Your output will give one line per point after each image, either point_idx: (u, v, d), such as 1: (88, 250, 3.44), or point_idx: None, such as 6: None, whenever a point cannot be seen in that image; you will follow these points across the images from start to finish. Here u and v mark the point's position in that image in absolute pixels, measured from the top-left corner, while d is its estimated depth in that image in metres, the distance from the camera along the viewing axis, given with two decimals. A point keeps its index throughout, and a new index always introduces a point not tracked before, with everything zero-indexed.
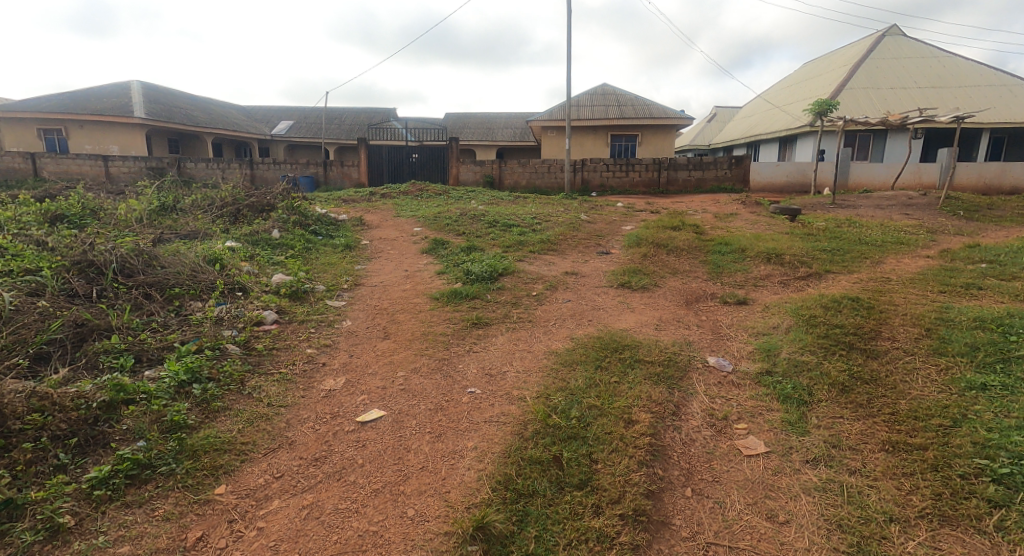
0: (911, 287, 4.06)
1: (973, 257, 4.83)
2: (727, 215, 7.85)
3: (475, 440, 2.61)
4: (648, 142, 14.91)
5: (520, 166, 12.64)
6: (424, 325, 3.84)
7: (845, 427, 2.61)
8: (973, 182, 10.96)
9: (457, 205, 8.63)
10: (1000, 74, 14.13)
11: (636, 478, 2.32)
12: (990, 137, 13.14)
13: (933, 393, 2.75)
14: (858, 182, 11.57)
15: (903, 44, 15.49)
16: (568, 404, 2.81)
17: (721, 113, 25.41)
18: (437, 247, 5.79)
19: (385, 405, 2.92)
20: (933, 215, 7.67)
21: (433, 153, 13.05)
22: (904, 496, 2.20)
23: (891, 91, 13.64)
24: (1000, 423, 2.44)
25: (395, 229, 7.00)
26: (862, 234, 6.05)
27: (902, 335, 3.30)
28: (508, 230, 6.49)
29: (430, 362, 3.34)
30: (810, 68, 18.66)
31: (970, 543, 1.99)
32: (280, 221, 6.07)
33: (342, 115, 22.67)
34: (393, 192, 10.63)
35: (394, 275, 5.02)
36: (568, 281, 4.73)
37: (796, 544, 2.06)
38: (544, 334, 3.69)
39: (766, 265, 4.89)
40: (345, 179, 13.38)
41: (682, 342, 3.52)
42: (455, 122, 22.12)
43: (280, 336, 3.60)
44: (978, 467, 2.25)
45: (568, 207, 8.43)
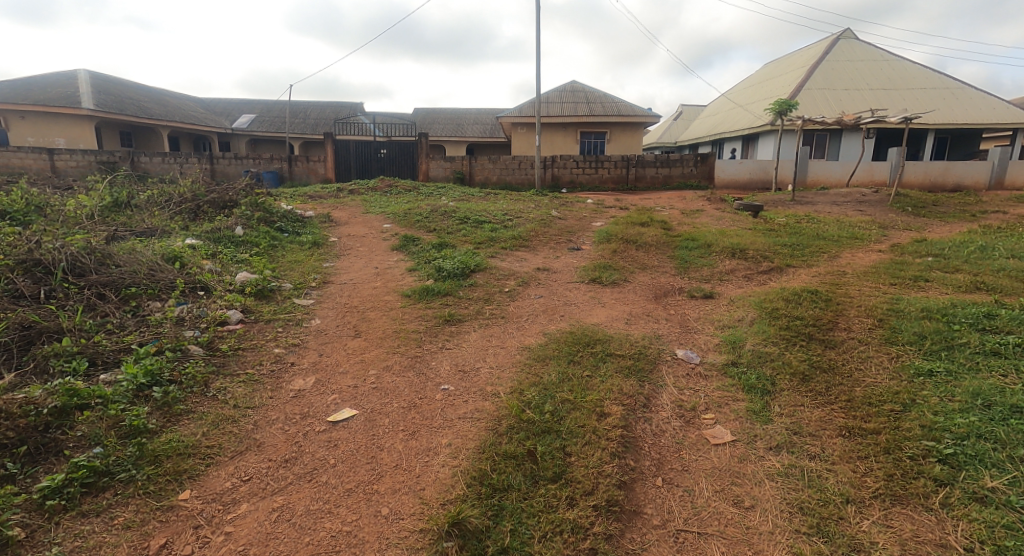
0: (865, 279, 4.27)
1: (921, 252, 5.10)
2: (694, 211, 8.04)
3: (450, 437, 2.61)
4: (616, 139, 15.11)
5: (490, 163, 12.64)
6: (396, 323, 3.80)
7: (805, 414, 2.72)
8: (920, 180, 11.55)
9: (427, 201, 8.56)
10: (943, 77, 14.90)
11: (609, 469, 2.36)
12: (935, 136, 13.86)
13: (885, 380, 2.91)
14: (815, 179, 12.00)
15: (855, 47, 16.14)
16: (542, 399, 2.84)
17: (687, 110, 25.99)
18: (407, 243, 5.73)
19: (357, 404, 2.88)
20: (885, 211, 8.05)
21: (403, 149, 12.85)
22: (860, 478, 2.32)
23: (844, 92, 14.25)
24: (945, 407, 2.60)
25: (364, 226, 6.87)
26: (820, 229, 6.30)
27: (857, 326, 3.46)
28: (479, 226, 6.48)
29: (403, 359, 3.32)
30: (769, 69, 19.22)
31: (918, 520, 2.12)
32: (244, 218, 5.87)
33: (305, 108, 22.10)
34: (361, 188, 10.45)
35: (363, 272, 4.94)
36: (540, 277, 4.76)
37: (761, 528, 2.14)
38: (516, 330, 3.71)
39: (730, 259, 5.05)
40: (311, 175, 13.06)
41: (651, 336, 3.59)
42: (423, 118, 21.85)
43: (245, 336, 3.50)
44: (925, 449, 2.39)
45: (539, 204, 8.48)
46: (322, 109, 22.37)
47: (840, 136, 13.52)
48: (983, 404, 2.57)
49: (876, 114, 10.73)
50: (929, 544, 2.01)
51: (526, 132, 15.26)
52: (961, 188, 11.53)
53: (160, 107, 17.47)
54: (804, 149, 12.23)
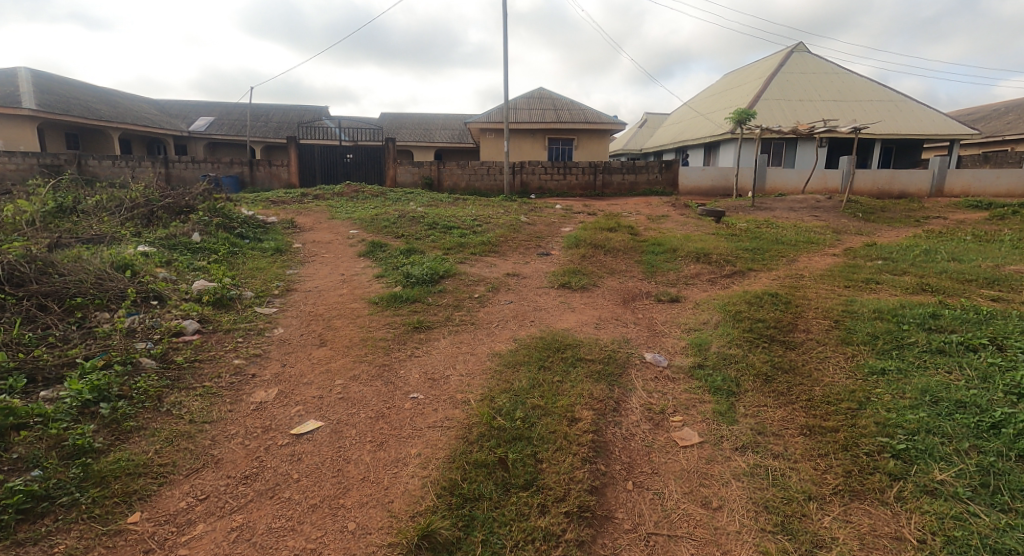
0: (821, 282, 4.44)
1: (872, 255, 5.36)
2: (659, 217, 8.21)
3: (419, 447, 2.55)
4: (584, 146, 15.37)
5: (459, 168, 12.60)
6: (363, 330, 3.71)
7: (768, 415, 2.80)
8: (869, 188, 12.16)
9: (395, 207, 8.45)
10: (886, 90, 15.78)
11: (580, 474, 2.36)
12: (881, 147, 14.64)
13: (842, 379, 3.02)
14: (774, 187, 12.46)
15: (807, 61, 16.90)
16: (512, 406, 2.81)
17: (651, 119, 26.63)
18: (374, 249, 5.62)
19: (322, 416, 2.79)
20: (838, 217, 8.43)
21: (369, 154, 12.65)
22: (821, 475, 2.39)
23: (796, 104, 14.90)
24: (897, 404, 2.72)
25: (330, 232, 6.72)
26: (778, 234, 6.54)
27: (815, 327, 3.60)
28: (448, 232, 6.44)
29: (370, 369, 3.24)
30: (727, 80, 19.91)
31: (875, 514, 2.19)
32: (201, 224, 5.64)
33: (266, 112, 21.53)
34: (327, 193, 10.23)
35: (329, 279, 4.82)
36: (510, 282, 4.75)
37: (728, 528, 2.18)
38: (487, 335, 3.69)
39: (695, 263, 5.17)
40: (274, 180, 12.72)
41: (620, 340, 3.62)
42: (389, 123, 21.64)
43: (203, 347, 3.35)
44: (880, 445, 2.48)
45: (508, 209, 8.48)
46: (285, 113, 21.85)
47: (795, 145, 14.14)
48: (932, 400, 2.69)
49: (828, 124, 11.26)
50: (885, 538, 2.09)
51: (494, 139, 15.33)
52: (906, 195, 12.21)
53: (109, 109, 16.69)
54: (762, 157, 12.68)
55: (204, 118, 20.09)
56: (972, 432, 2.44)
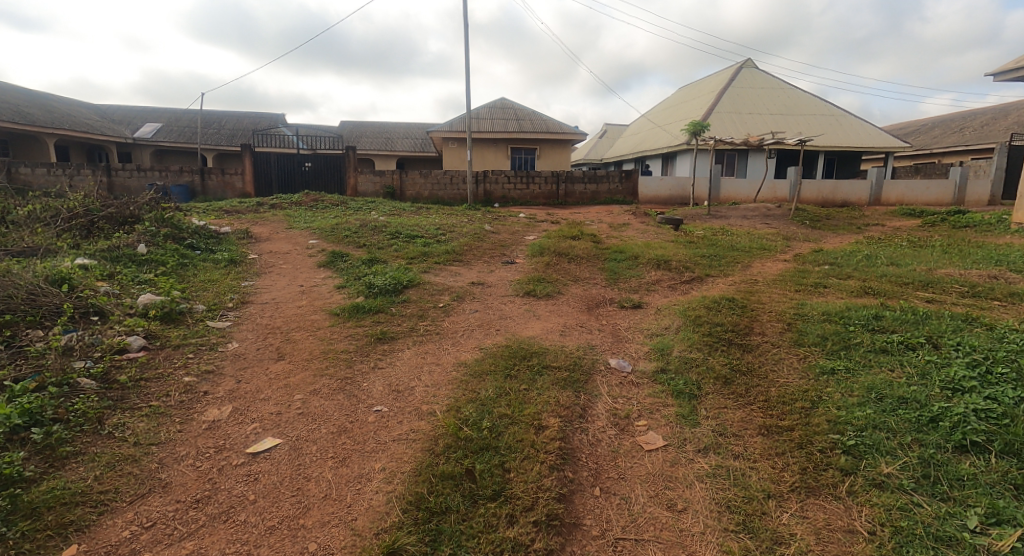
0: (774, 287, 4.63)
1: (819, 260, 5.64)
2: (620, 225, 8.39)
3: (383, 461, 2.48)
4: (547, 156, 15.55)
5: (422, 177, 12.49)
6: (323, 343, 3.60)
7: (728, 416, 2.88)
8: (815, 197, 12.83)
9: (356, 216, 8.29)
10: (827, 105, 16.72)
11: (548, 483, 2.35)
12: (825, 158, 15.47)
13: (795, 379, 3.14)
14: (728, 196, 12.96)
15: (755, 77, 17.72)
16: (479, 415, 2.78)
17: (611, 130, 27.23)
18: (335, 259, 5.49)
19: (280, 433, 2.68)
20: (787, 225, 8.84)
21: (329, 162, 12.35)
22: (778, 473, 2.46)
23: (746, 118, 15.59)
24: (846, 402, 2.85)
25: (288, 242, 6.52)
26: (733, 241, 6.79)
27: (770, 330, 3.74)
28: (412, 241, 6.36)
29: (332, 382, 3.13)
30: (681, 94, 20.61)
31: (830, 509, 2.27)
32: (147, 235, 5.36)
33: (218, 119, 20.79)
34: (284, 202, 9.94)
35: (287, 291, 4.66)
36: (475, 291, 4.73)
37: (693, 530, 2.22)
38: (452, 345, 3.65)
39: (656, 270, 5.30)
40: (226, 189, 12.25)
41: (585, 346, 3.66)
42: (349, 132, 21.30)
43: (149, 364, 3.16)
44: (832, 441, 2.59)
45: (472, 219, 8.47)
46: (238, 120, 21.15)
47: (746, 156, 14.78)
48: (876, 398, 2.84)
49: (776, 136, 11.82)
50: (839, 531, 2.16)
51: (457, 148, 15.33)
52: (848, 204, 12.95)
53: (44, 113, 15.72)
54: (716, 167, 13.16)
55: (151, 125, 19.22)
56: (913, 426, 2.58)
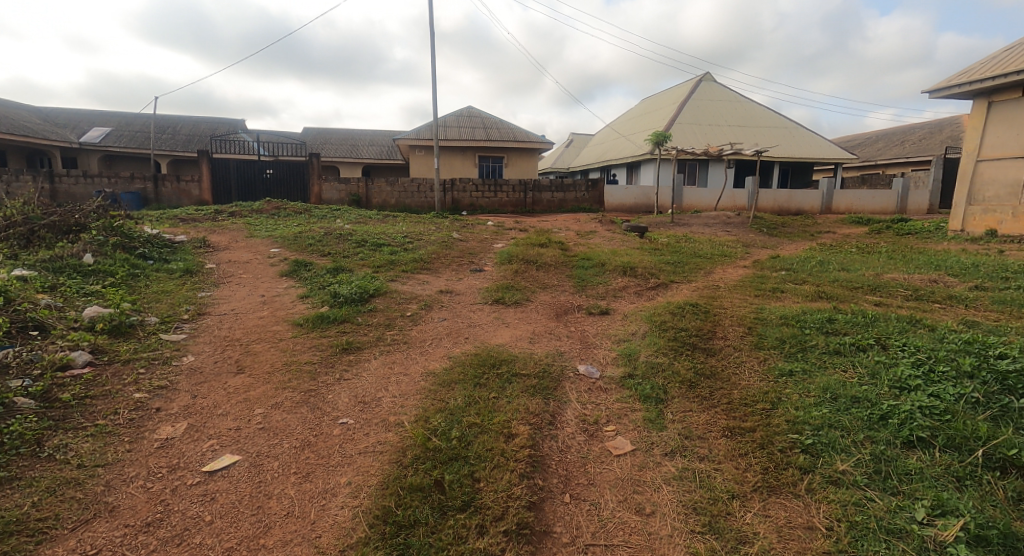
0: (735, 292, 4.78)
1: (777, 266, 5.86)
2: (587, 233, 8.51)
3: (349, 475, 2.42)
4: (514, 164, 15.65)
5: (388, 185, 12.34)
6: (285, 355, 3.49)
7: (694, 419, 2.94)
8: (771, 206, 13.37)
9: (320, 224, 8.12)
10: (780, 118, 17.44)
11: (518, 491, 2.34)
12: (779, 169, 16.11)
13: (757, 382, 3.24)
14: (690, 205, 13.33)
15: (713, 90, 18.34)
16: (448, 425, 2.74)
17: (577, 140, 27.65)
18: (298, 268, 5.35)
19: (239, 449, 2.58)
20: (746, 232, 9.16)
21: (291, 169, 12.06)
22: (742, 473, 2.53)
23: (705, 129, 16.10)
24: (803, 402, 2.96)
25: (248, 251, 6.32)
26: (696, 248, 6.98)
27: (731, 334, 3.86)
28: (378, 250, 6.27)
29: (295, 395, 3.04)
30: (643, 106, 21.13)
31: (790, 506, 2.34)
32: (94, 244, 5.10)
33: (172, 124, 20.06)
34: (244, 209, 9.65)
35: (246, 301, 4.51)
36: (443, 299, 4.69)
37: (661, 533, 2.25)
38: (420, 355, 3.60)
39: (622, 277, 5.39)
40: (182, 197, 11.80)
41: (554, 353, 3.68)
42: (311, 139, 20.90)
43: (95, 381, 3.00)
44: (791, 441, 2.68)
45: (439, 226, 8.42)
46: (194, 125, 20.46)
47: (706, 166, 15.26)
48: (831, 397, 2.96)
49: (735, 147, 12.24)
50: (799, 528, 2.23)
51: (424, 156, 15.26)
52: (802, 212, 13.53)
53: None
54: (678, 177, 13.53)
55: (99, 128, 18.37)
56: (866, 424, 2.70)
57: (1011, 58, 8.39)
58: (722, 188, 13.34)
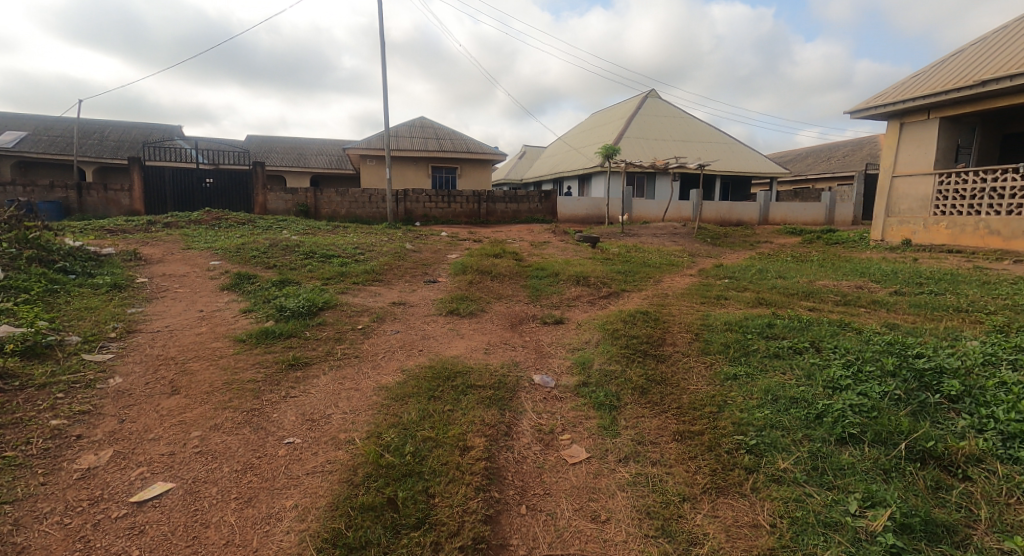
0: (682, 300, 4.95)
1: (721, 274, 6.13)
2: (541, 243, 8.60)
3: (295, 497, 2.32)
4: (467, 175, 15.66)
5: (339, 196, 12.08)
6: (226, 373, 3.32)
7: (646, 424, 3.02)
8: (714, 217, 13.99)
9: (265, 235, 7.81)
10: (719, 134, 18.31)
11: (474, 505, 2.32)
12: (720, 182, 16.89)
13: (704, 386, 3.36)
14: (639, 216, 13.75)
15: (658, 106, 19.06)
16: (401, 441, 2.68)
17: (529, 151, 28.00)
18: (240, 281, 5.12)
19: (172, 476, 2.42)
20: (691, 242, 9.53)
21: (234, 178, 11.53)
22: (692, 476, 2.61)
23: (651, 144, 16.68)
24: (748, 404, 3.09)
25: (185, 263, 5.99)
26: (645, 258, 7.20)
27: (680, 340, 3.99)
28: (327, 261, 6.09)
29: (236, 415, 2.89)
30: (593, 120, 21.69)
31: (737, 506, 2.43)
32: (7, 259, 4.69)
33: (100, 129, 18.83)
34: (180, 220, 9.15)
35: (182, 317, 4.26)
36: (396, 311, 4.61)
37: (616, 539, 2.28)
38: (372, 369, 3.51)
39: (576, 286, 5.48)
40: (110, 206, 11.05)
41: (509, 364, 3.68)
42: (255, 147, 20.14)
43: (5, 409, 2.73)
44: (737, 442, 2.79)
45: (392, 237, 8.29)
46: (125, 131, 19.28)
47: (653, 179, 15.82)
48: (773, 399, 3.11)
49: (680, 161, 12.76)
50: (746, 527, 2.31)
51: (376, 166, 15.02)
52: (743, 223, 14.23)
53: None
54: (627, 189, 13.95)
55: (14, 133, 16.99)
56: (803, 423, 2.85)
57: (918, 84, 9.19)
58: (668, 200, 13.86)
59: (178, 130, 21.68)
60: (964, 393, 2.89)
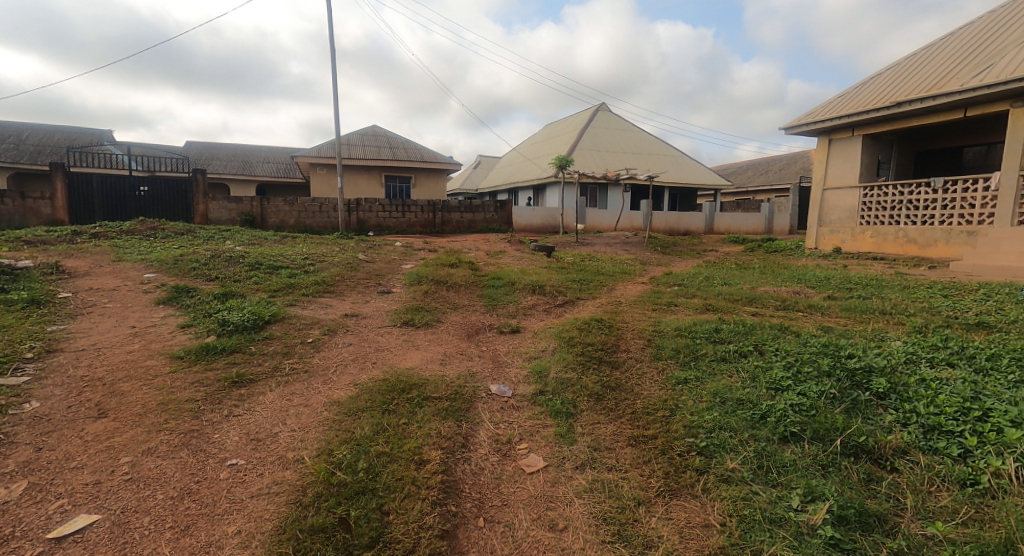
0: (635, 307, 5.08)
1: (671, 282, 6.33)
2: (497, 252, 8.63)
3: (238, 523, 2.21)
4: (421, 185, 15.53)
5: (286, 205, 11.76)
6: (161, 393, 3.12)
7: (601, 430, 3.06)
8: (663, 227, 14.46)
9: (207, 246, 7.45)
10: (666, 147, 18.98)
11: (430, 520, 2.28)
12: (669, 193, 17.48)
13: (657, 391, 3.44)
14: (592, 226, 14.02)
15: (608, 119, 19.57)
16: (354, 457, 2.60)
17: (484, 161, 28.12)
18: (178, 294, 4.85)
19: (98, 506, 2.26)
20: (642, 250, 9.80)
21: (170, 185, 10.96)
22: (646, 480, 2.66)
23: (602, 155, 17.09)
24: (698, 408, 3.18)
25: (116, 276, 5.62)
26: (598, 266, 7.35)
27: (633, 346, 4.09)
28: (274, 272, 5.87)
29: (173, 438, 2.73)
30: (545, 132, 22.02)
31: (689, 507, 2.50)
32: None
33: (18, 133, 17.47)
34: (111, 230, 8.60)
35: (112, 334, 3.99)
36: (348, 323, 4.49)
37: (573, 547, 2.29)
38: (323, 384, 3.39)
39: (532, 295, 5.52)
40: (29, 216, 10.20)
41: (465, 374, 3.65)
42: (195, 154, 19.24)
43: None
44: (688, 445, 2.87)
45: (344, 247, 8.10)
46: (47, 135, 17.97)
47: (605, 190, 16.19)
48: (721, 401, 3.22)
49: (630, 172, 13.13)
50: (697, 528, 2.38)
51: (328, 174, 14.65)
52: (691, 233, 14.76)
53: None
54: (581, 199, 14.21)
55: None
56: (749, 423, 2.97)
57: (843, 103, 9.87)
58: (620, 210, 14.21)
59: (107, 135, 20.43)
60: (890, 389, 3.10)
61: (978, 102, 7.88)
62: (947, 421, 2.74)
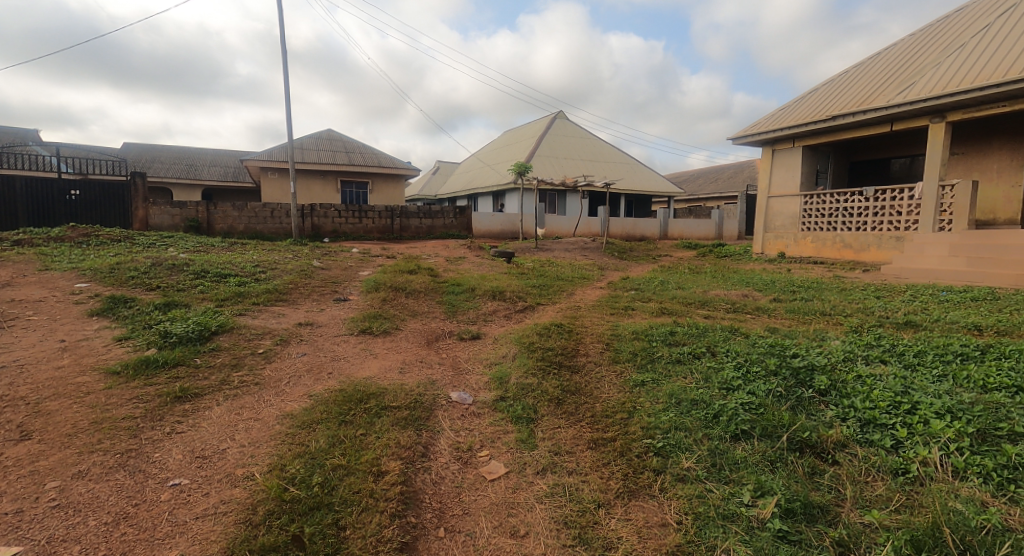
0: (594, 312, 5.15)
1: (629, 286, 6.47)
2: (456, 258, 8.57)
3: (182, 546, 2.09)
4: (378, 190, 15.25)
5: (235, 210, 11.34)
6: (94, 411, 2.91)
7: (562, 434, 3.08)
8: (620, 232, 14.76)
9: (148, 253, 7.06)
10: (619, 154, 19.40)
11: (388, 533, 2.22)
12: (624, 200, 17.86)
13: (616, 394, 3.50)
14: (551, 232, 14.15)
15: (564, 126, 19.85)
16: (308, 471, 2.50)
17: (443, 166, 28.00)
18: (114, 305, 4.56)
19: (19, 538, 2.08)
20: (599, 256, 9.98)
21: (106, 189, 10.35)
22: (605, 482, 2.69)
23: (559, 162, 17.30)
24: (655, 409, 3.25)
25: (44, 287, 5.23)
26: (557, 272, 7.42)
27: (592, 351, 4.14)
28: (222, 281, 5.62)
29: (109, 458, 2.55)
30: (503, 139, 22.11)
31: (647, 507, 2.54)
32: None
33: None
34: (38, 237, 8.01)
35: (37, 349, 3.70)
36: (302, 333, 4.34)
37: (534, 552, 2.29)
38: (275, 396, 3.26)
39: (492, 301, 5.51)
40: None
41: (425, 383, 3.59)
42: (133, 157, 18.23)
43: None
44: (645, 446, 2.93)
45: (297, 254, 7.84)
46: None
47: (563, 196, 16.38)
48: (677, 402, 3.30)
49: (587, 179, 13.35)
50: (655, 527, 2.42)
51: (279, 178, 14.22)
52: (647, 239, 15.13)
53: None
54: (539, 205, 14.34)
55: None
56: (703, 423, 3.06)
57: (784, 116, 10.40)
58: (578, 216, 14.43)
59: (33, 135, 19.04)
60: (831, 386, 3.26)
61: (903, 117, 8.47)
62: (881, 415, 2.91)
